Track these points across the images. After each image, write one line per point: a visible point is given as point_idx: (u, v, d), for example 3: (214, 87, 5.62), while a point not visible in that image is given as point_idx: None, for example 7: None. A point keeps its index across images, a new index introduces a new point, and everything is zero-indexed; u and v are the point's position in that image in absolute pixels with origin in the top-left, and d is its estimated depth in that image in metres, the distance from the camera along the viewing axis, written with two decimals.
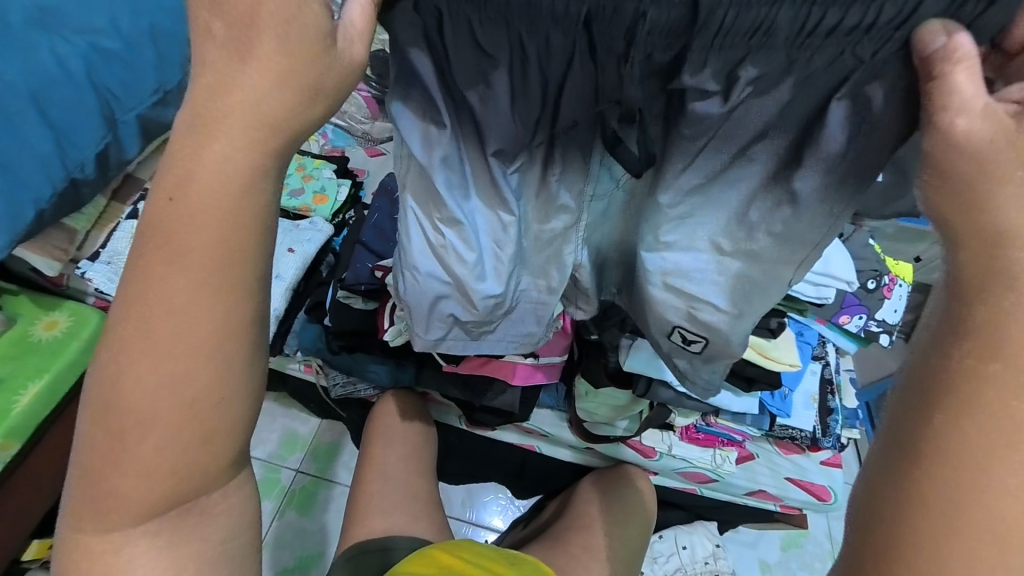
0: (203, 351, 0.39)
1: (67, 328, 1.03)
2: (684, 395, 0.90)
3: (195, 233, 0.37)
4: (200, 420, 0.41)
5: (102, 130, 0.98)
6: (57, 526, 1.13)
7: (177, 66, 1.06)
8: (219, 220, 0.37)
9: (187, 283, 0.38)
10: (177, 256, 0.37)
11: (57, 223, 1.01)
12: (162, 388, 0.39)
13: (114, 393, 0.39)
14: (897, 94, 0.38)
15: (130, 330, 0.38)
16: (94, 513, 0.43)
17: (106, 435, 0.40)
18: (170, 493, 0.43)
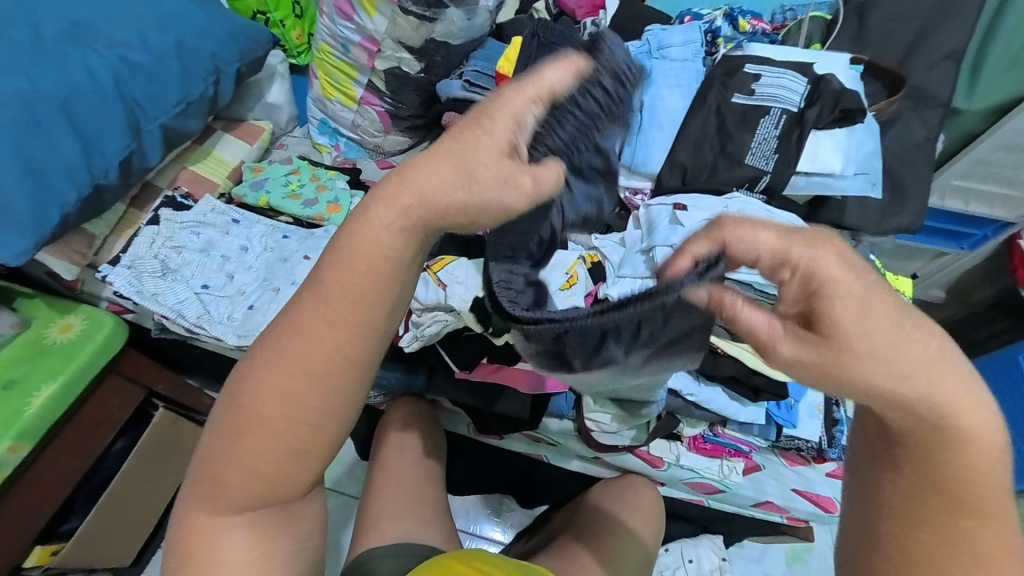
0: (328, 367, 0.49)
1: (82, 331, 1.04)
2: (692, 404, 0.92)
3: (345, 274, 0.48)
4: (307, 426, 0.50)
5: (127, 138, 1.00)
6: (60, 532, 1.12)
7: (201, 81, 1.11)
8: (365, 267, 0.47)
9: (326, 311, 0.49)
10: (326, 291, 0.48)
11: (78, 228, 1.03)
12: (287, 394, 0.49)
13: (254, 388, 0.49)
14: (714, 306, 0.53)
15: (278, 343, 0.49)
16: (212, 493, 0.51)
17: (233, 442, 0.50)
18: (273, 484, 0.51)
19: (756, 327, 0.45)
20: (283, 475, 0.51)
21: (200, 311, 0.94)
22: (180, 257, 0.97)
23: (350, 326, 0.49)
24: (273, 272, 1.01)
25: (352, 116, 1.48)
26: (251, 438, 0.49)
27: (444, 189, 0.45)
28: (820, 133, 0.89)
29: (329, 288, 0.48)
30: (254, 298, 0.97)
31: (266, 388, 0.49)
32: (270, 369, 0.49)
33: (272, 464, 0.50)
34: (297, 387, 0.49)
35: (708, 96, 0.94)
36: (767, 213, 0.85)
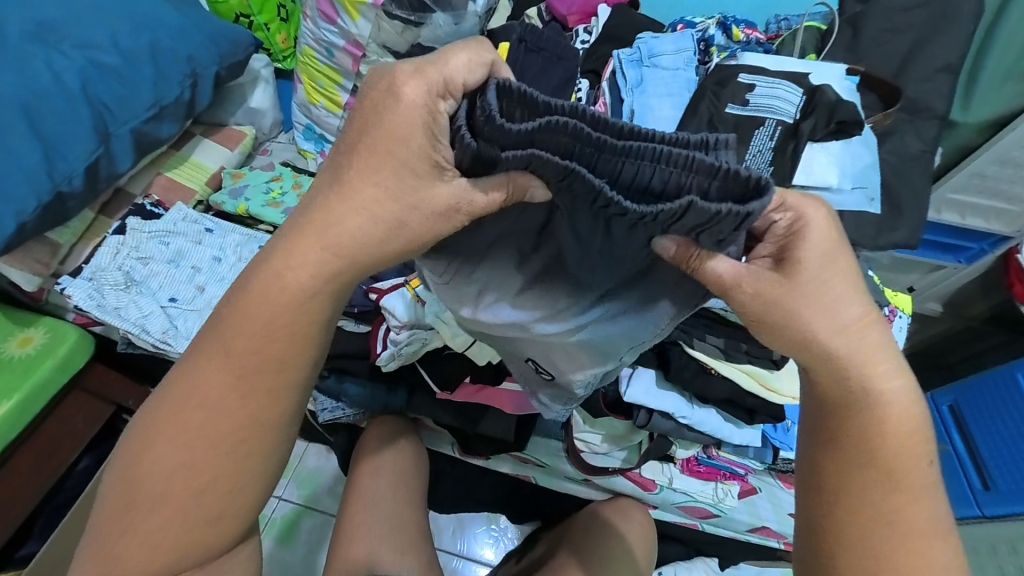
0: (231, 435, 0.50)
1: (43, 345, 0.99)
2: (685, 426, 0.86)
3: (245, 339, 0.49)
4: (216, 495, 0.51)
5: (94, 143, 0.95)
6: (15, 558, 1.04)
7: (176, 83, 1.07)
8: (268, 333, 0.49)
9: (226, 379, 0.50)
10: (226, 356, 0.50)
11: (41, 236, 0.98)
12: (188, 463, 0.50)
13: (143, 459, 0.50)
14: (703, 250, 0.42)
15: (175, 412, 0.50)
16: (105, 568, 0.50)
17: (129, 511, 0.50)
18: (177, 557, 0.51)
19: (722, 274, 0.43)
20: (183, 544, 0.51)
21: (166, 326, 0.89)
22: (145, 268, 0.91)
23: (254, 394, 0.50)
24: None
25: (336, 122, 1.44)
26: (148, 508, 0.50)
27: (373, 239, 0.46)
28: (815, 146, 0.86)
29: (223, 348, 0.50)
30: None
31: (159, 457, 0.50)
32: (164, 435, 0.50)
33: (171, 532, 0.50)
34: (195, 454, 0.50)
35: (699, 106, 0.91)
36: None
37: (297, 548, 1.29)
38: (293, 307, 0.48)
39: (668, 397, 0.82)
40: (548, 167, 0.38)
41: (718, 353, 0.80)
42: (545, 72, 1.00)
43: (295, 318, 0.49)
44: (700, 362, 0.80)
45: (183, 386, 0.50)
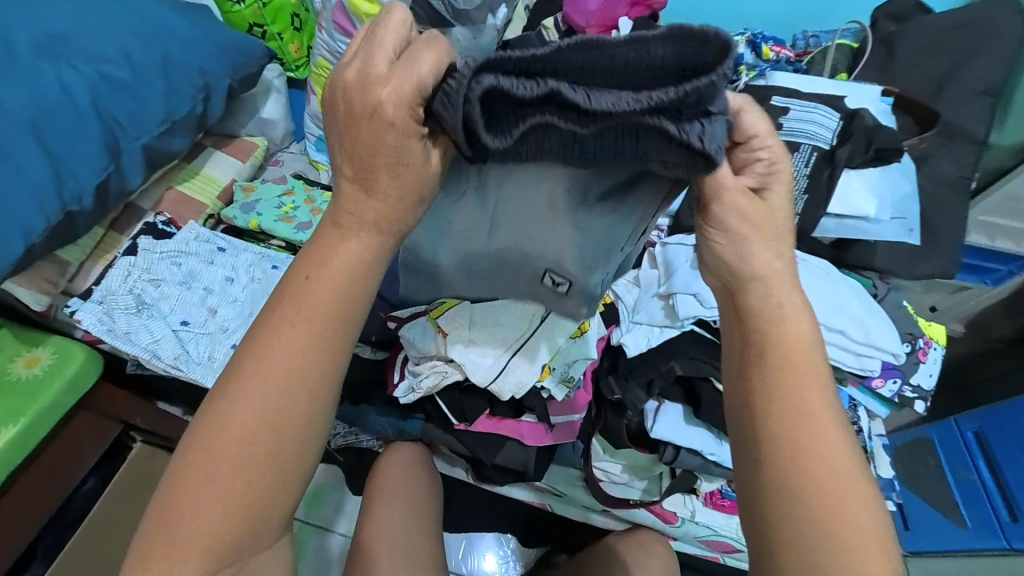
0: (306, 389, 0.47)
1: (50, 366, 0.96)
2: (712, 463, 0.81)
3: (323, 288, 0.47)
4: (287, 457, 0.46)
5: (104, 160, 0.93)
6: None
7: (188, 98, 1.05)
8: (343, 283, 0.48)
9: (307, 328, 0.47)
10: (305, 306, 0.47)
11: (49, 255, 0.96)
12: (263, 415, 0.46)
13: (219, 416, 0.45)
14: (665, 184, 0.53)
15: (255, 362, 0.46)
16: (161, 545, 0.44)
17: (193, 463, 0.45)
18: (242, 526, 0.46)
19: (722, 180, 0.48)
20: (248, 521, 0.46)
21: (176, 351, 0.86)
22: (156, 290, 0.89)
23: (331, 346, 0.48)
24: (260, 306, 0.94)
25: None
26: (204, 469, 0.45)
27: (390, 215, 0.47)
28: (852, 172, 0.83)
29: (303, 309, 0.47)
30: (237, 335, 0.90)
31: (239, 414, 0.45)
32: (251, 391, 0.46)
33: (218, 508, 0.45)
34: (274, 407, 0.46)
35: None
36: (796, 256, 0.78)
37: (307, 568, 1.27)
38: (355, 269, 0.48)
39: (694, 432, 0.79)
40: (529, 119, 0.43)
41: None
42: None
43: (362, 261, 0.48)
44: None
45: (263, 338, 0.47)
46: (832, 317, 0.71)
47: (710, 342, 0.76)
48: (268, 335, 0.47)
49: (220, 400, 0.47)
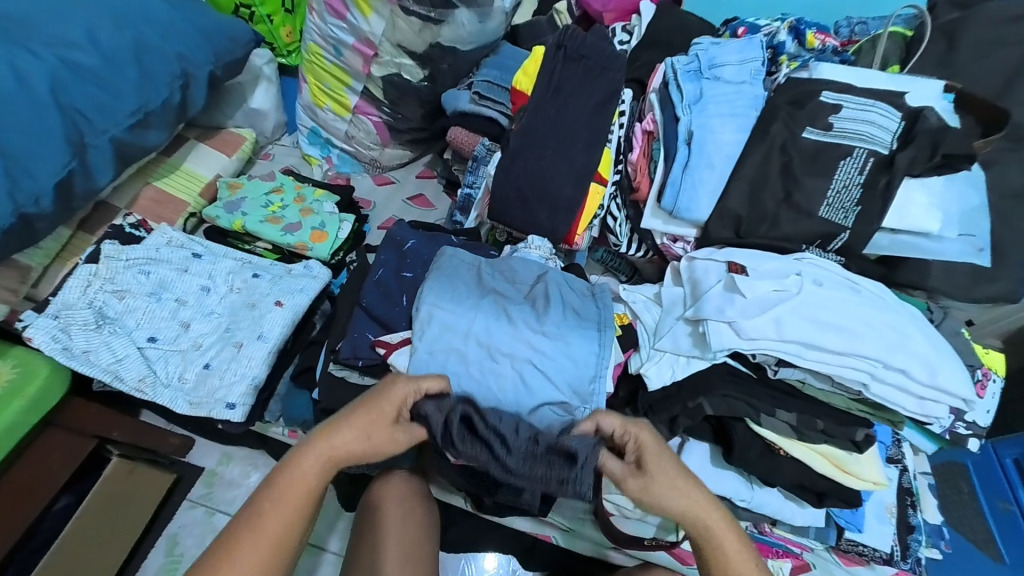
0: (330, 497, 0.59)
1: (9, 382, 0.88)
2: (740, 507, 0.73)
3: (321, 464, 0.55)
4: None
5: (67, 156, 0.83)
6: None
7: (164, 86, 0.95)
8: (343, 443, 0.56)
9: (308, 480, 0.54)
10: (300, 472, 0.54)
11: (8, 260, 0.87)
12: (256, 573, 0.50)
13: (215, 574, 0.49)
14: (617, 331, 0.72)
15: (253, 524, 0.51)
16: None
17: (264, 505, 0.53)
18: None
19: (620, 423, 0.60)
20: None
21: (143, 372, 0.77)
22: (121, 303, 0.80)
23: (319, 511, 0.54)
24: (238, 319, 0.85)
25: (345, 127, 1.32)
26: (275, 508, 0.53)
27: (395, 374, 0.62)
28: (912, 182, 0.73)
29: (305, 473, 0.54)
30: (211, 354, 0.81)
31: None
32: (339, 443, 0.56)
33: (262, 558, 0.50)
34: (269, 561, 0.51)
35: (771, 128, 0.77)
36: (847, 281, 0.69)
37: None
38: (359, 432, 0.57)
39: (724, 477, 0.71)
40: (464, 447, 0.59)
41: (787, 431, 0.66)
42: (585, 82, 0.86)
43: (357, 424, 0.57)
44: (766, 442, 0.67)
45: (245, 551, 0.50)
46: (890, 355, 0.62)
47: (745, 377, 0.67)
48: (289, 470, 0.54)
49: (227, 537, 0.51)
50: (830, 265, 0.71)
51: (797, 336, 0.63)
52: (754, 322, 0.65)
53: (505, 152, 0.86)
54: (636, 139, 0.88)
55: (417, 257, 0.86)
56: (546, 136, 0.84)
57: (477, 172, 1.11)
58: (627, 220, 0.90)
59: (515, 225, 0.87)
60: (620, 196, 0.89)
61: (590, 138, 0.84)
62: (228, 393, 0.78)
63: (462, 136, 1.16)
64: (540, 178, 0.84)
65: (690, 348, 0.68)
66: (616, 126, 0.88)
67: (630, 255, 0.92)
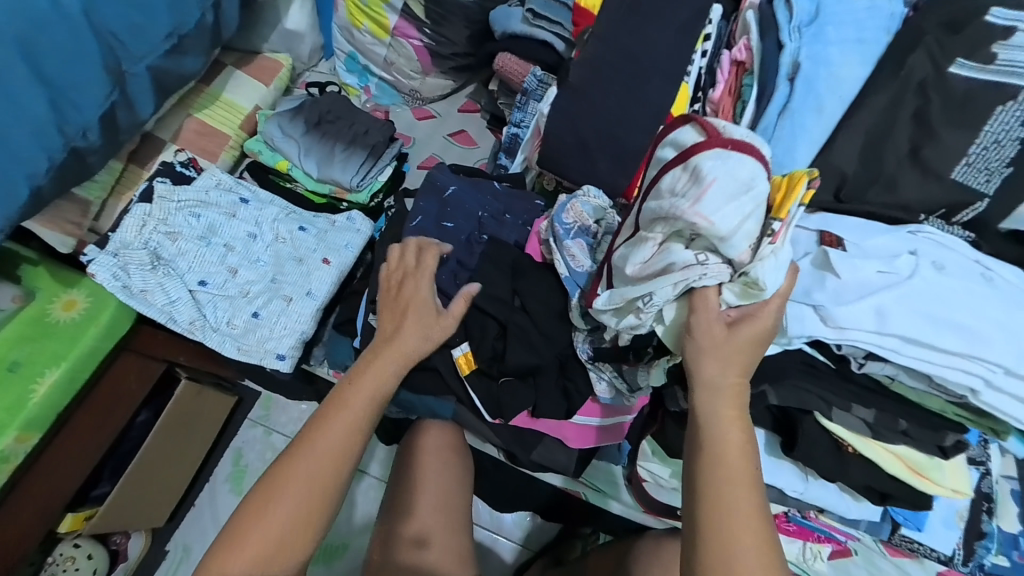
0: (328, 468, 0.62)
1: (86, 310, 0.94)
2: (792, 498, 0.69)
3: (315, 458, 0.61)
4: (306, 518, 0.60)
5: (109, 86, 0.81)
6: (90, 497, 1.11)
7: (195, 5, 0.89)
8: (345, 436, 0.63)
9: (326, 453, 0.62)
10: (327, 427, 0.63)
11: (68, 194, 0.89)
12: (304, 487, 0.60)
13: (287, 462, 0.62)
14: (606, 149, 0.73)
15: (305, 439, 0.62)
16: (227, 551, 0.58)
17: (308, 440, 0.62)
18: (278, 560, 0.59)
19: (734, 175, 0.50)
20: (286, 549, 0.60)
21: (302, 160, 1.08)
22: (174, 245, 0.82)
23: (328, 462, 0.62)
24: (327, 129, 1.10)
25: (384, 52, 1.22)
26: (293, 479, 0.60)
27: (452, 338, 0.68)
28: None
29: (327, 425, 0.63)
30: (323, 155, 1.08)
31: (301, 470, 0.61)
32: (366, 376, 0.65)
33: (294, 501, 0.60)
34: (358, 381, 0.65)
35: (908, 59, 0.60)
36: (977, 266, 0.55)
37: (338, 520, 1.16)
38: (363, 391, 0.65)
39: (778, 469, 0.67)
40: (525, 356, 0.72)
41: (861, 429, 0.59)
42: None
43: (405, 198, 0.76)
44: (835, 438, 0.61)
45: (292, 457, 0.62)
46: (1018, 362, 0.50)
47: (823, 370, 0.58)
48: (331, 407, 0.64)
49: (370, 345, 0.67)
50: (954, 240, 0.58)
51: (901, 330, 0.52)
52: (849, 309, 0.53)
53: (563, 88, 0.74)
54: (724, 68, 0.72)
55: (456, 204, 0.80)
56: (615, 70, 0.71)
57: (526, 108, 0.95)
58: None
59: (567, 173, 0.77)
60: None
61: (666, 68, 0.70)
62: (278, 345, 0.82)
63: (510, 64, 1.01)
64: (604, 121, 0.72)
65: None
66: (697, 55, 0.73)
67: None
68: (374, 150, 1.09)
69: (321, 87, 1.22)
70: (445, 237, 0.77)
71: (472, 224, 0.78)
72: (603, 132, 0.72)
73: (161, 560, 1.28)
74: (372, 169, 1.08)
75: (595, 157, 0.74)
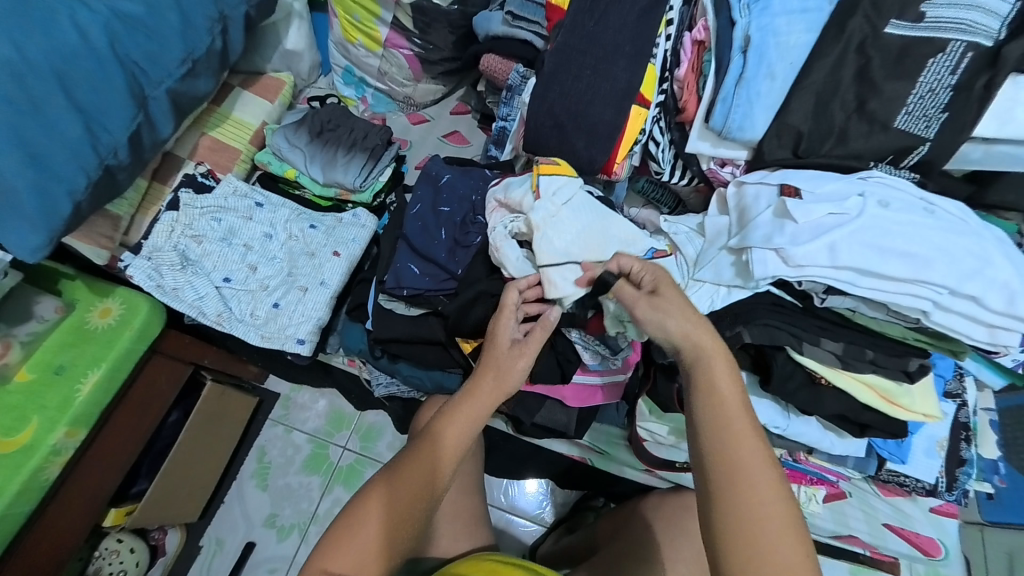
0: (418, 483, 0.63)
1: (121, 316, 1.01)
2: (776, 436, 0.75)
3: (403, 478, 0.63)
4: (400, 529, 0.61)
5: (133, 109, 0.89)
6: (130, 494, 1.19)
7: (205, 32, 0.97)
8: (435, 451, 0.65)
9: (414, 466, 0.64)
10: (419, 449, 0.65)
11: (101, 210, 0.98)
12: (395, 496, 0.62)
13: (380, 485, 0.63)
14: (582, 129, 0.80)
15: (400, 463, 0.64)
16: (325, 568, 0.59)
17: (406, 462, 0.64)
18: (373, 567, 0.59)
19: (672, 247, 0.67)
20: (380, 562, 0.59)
21: (311, 169, 1.16)
22: (199, 247, 0.90)
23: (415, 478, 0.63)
24: (329, 138, 1.18)
25: (377, 63, 1.31)
26: (387, 490, 0.62)
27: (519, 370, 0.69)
28: (1021, 80, 0.61)
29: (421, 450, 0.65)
30: (328, 162, 1.16)
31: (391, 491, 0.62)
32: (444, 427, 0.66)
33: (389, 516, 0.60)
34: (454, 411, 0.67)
35: (848, 23, 0.66)
36: (921, 203, 0.61)
37: None
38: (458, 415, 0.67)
39: (759, 406, 0.72)
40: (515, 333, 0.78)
41: (832, 362, 0.64)
42: None
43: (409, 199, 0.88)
44: (809, 371, 0.66)
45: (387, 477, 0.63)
46: (959, 282, 0.56)
47: (789, 308, 0.64)
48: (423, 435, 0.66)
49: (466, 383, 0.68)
50: (899, 182, 0.64)
51: (853, 263, 0.58)
52: (804, 249, 0.60)
53: (540, 76, 0.81)
54: (686, 50, 0.78)
55: (450, 190, 0.87)
56: (585, 56, 0.79)
57: (512, 102, 1.03)
58: (670, 145, 0.84)
59: (550, 154, 0.84)
60: (662, 119, 0.82)
61: (631, 53, 0.78)
62: (297, 330, 0.90)
63: (495, 64, 1.09)
64: (579, 104, 0.79)
65: (731, 278, 0.66)
66: (662, 38, 0.79)
67: (673, 183, 0.87)
68: (373, 154, 1.17)
69: (321, 100, 1.31)
70: (442, 221, 0.84)
71: (465, 206, 0.86)
72: (578, 114, 0.80)
73: (196, 554, 1.35)
74: (373, 170, 1.16)
75: (572, 136, 0.81)
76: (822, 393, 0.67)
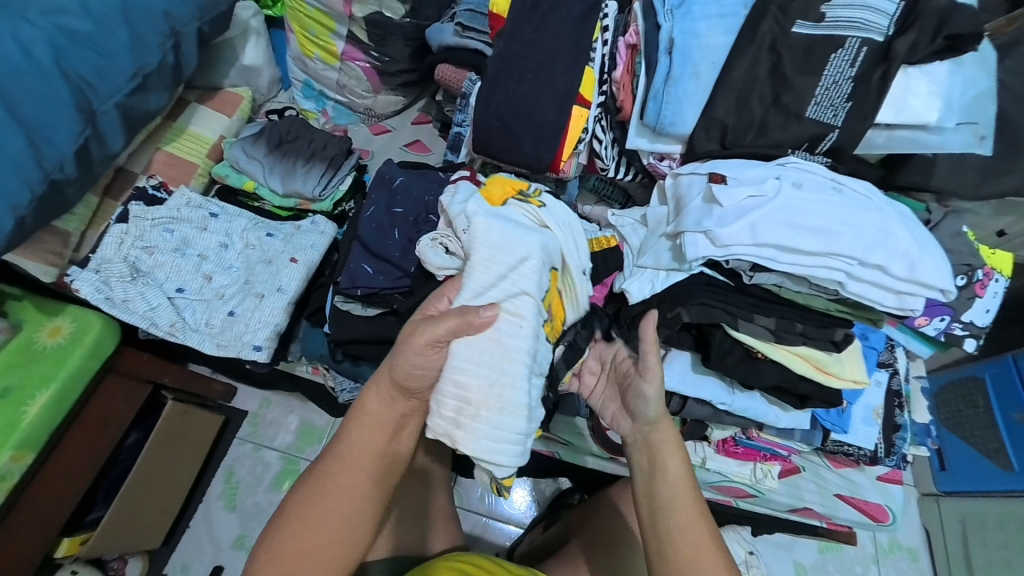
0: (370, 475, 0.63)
1: (71, 334, 0.98)
2: (724, 412, 0.78)
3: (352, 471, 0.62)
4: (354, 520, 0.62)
5: (80, 123, 0.89)
6: (85, 522, 1.14)
7: (157, 48, 0.97)
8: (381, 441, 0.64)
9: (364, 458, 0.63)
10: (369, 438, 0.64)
11: (48, 227, 0.96)
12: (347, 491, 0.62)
13: (331, 471, 0.63)
14: (529, 129, 0.84)
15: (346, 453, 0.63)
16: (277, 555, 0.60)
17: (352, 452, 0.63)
18: (325, 552, 0.61)
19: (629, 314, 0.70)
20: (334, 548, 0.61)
21: (271, 180, 1.17)
22: (151, 258, 0.90)
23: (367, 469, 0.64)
24: (287, 150, 1.19)
25: (336, 76, 1.34)
26: (334, 476, 0.62)
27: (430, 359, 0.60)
28: (911, 72, 0.68)
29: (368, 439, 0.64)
30: (286, 172, 1.17)
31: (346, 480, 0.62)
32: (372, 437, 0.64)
33: (345, 507, 0.62)
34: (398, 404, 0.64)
35: (760, 25, 0.72)
36: (831, 183, 0.67)
37: None
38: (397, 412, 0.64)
39: (704, 383, 0.76)
40: None
41: (766, 336, 0.68)
42: None
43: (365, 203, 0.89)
44: (746, 347, 0.69)
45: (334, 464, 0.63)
46: (867, 253, 0.61)
47: (723, 287, 0.68)
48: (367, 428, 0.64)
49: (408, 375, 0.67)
50: (814, 167, 0.70)
51: (772, 240, 0.63)
52: (730, 229, 0.64)
53: (485, 80, 0.85)
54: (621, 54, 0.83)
55: (406, 192, 0.89)
56: (526, 60, 0.84)
57: (466, 108, 1.06)
58: (613, 143, 0.88)
59: (500, 153, 0.88)
60: (604, 118, 0.87)
61: (569, 57, 0.82)
62: (254, 337, 0.90)
63: (448, 73, 1.13)
64: (523, 105, 0.83)
65: (669, 261, 0.70)
66: (598, 43, 0.84)
67: (620, 179, 0.92)
68: (331, 163, 1.19)
69: (281, 113, 1.32)
70: (397, 222, 0.86)
71: (420, 207, 0.88)
72: (524, 115, 0.83)
73: None
74: (332, 178, 1.18)
75: (519, 137, 0.85)
76: (761, 367, 0.70)
